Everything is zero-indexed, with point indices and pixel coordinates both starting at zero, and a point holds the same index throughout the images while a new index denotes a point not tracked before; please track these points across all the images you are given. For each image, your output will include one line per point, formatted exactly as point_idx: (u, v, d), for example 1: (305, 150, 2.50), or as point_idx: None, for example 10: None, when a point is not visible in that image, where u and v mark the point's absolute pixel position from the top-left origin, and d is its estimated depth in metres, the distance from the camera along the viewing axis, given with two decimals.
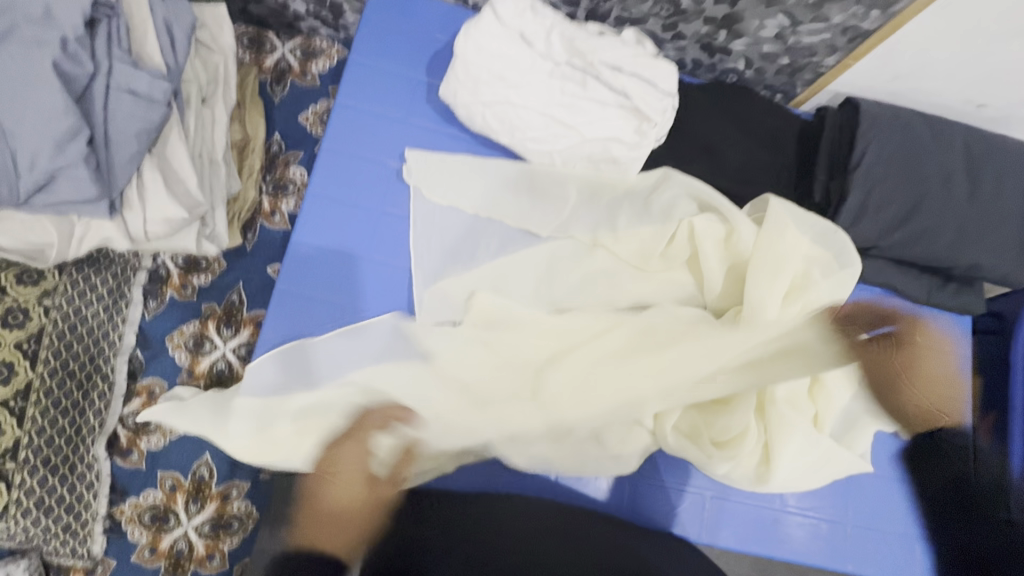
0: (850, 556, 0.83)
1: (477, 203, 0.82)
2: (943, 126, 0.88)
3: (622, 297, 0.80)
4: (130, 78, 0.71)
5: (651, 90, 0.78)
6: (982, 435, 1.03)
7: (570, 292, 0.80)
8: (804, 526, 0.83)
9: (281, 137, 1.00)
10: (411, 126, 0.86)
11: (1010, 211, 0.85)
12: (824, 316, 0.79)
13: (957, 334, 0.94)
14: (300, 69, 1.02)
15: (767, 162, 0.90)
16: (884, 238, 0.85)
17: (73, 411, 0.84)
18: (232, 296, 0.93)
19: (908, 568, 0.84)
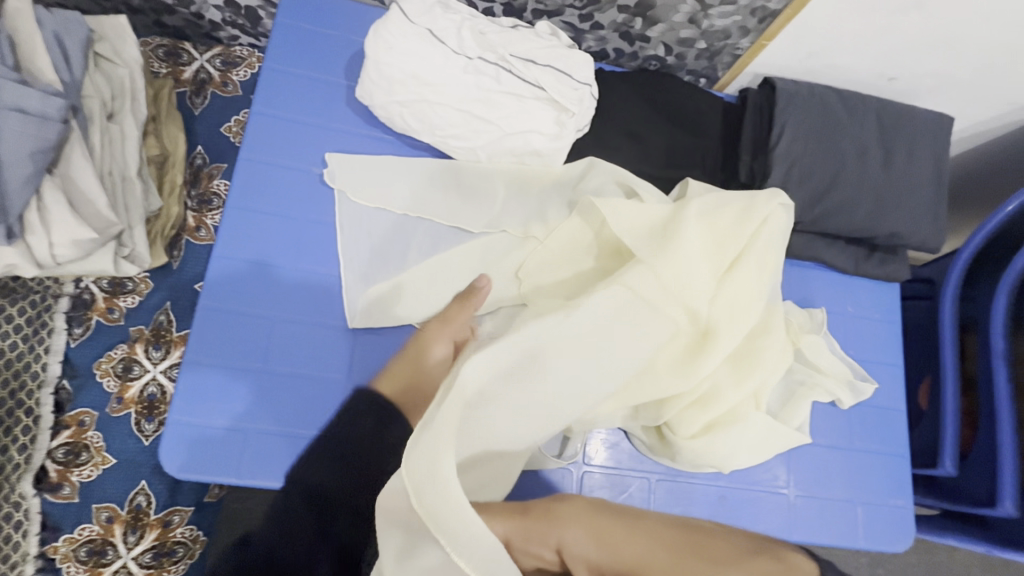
0: (799, 525, 0.84)
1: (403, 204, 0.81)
2: (856, 100, 0.91)
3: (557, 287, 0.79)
4: (20, 96, 0.68)
5: (565, 80, 0.77)
6: (921, 397, 1.08)
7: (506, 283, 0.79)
8: (750, 501, 0.84)
9: (203, 149, 0.97)
10: (332, 130, 0.84)
11: (923, 179, 0.89)
12: (756, 286, 0.79)
13: (887, 301, 0.97)
14: (219, 79, 1.00)
15: (692, 145, 0.91)
16: (806, 212, 0.87)
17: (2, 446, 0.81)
18: (159, 317, 0.90)
19: (857, 531, 0.86)
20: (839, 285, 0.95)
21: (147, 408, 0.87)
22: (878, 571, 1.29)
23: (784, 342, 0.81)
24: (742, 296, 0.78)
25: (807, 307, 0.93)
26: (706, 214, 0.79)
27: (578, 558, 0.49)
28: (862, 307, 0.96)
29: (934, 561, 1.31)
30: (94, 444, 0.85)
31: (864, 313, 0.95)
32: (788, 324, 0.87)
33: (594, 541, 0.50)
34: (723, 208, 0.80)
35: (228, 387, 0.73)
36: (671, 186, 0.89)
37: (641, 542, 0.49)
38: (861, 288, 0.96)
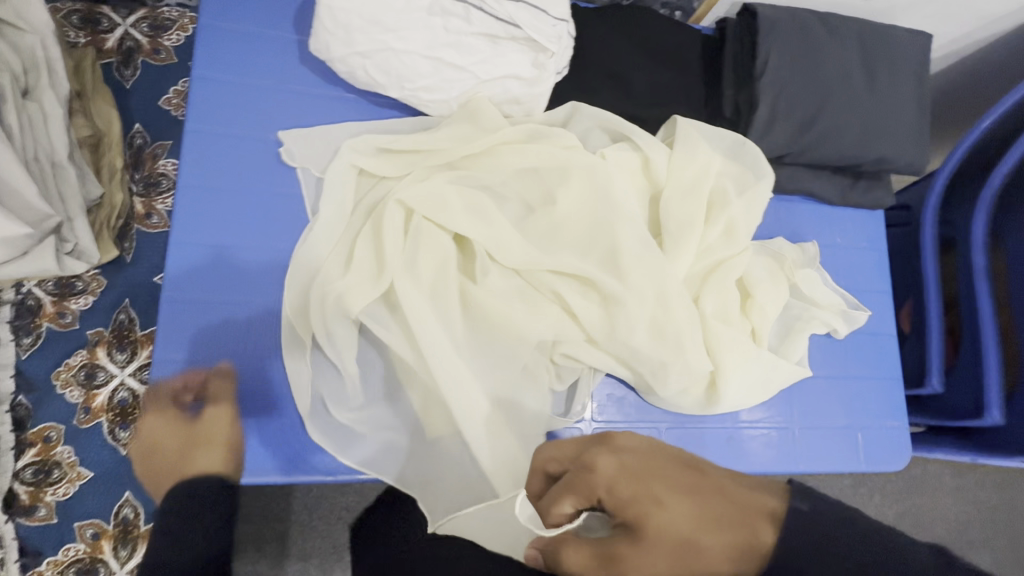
0: (806, 457, 0.86)
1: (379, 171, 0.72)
2: (836, 22, 0.87)
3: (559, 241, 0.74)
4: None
5: (542, 16, 0.71)
6: (904, 320, 1.11)
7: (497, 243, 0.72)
8: (758, 438, 0.85)
9: (143, 126, 0.87)
10: (288, 92, 0.76)
11: (907, 101, 0.87)
12: (741, 230, 0.81)
13: (874, 228, 0.97)
14: (149, 45, 0.89)
15: (673, 82, 0.86)
16: (795, 142, 0.84)
17: (185, 520, 0.53)
18: (119, 316, 0.82)
19: (862, 456, 0.88)
20: (827, 217, 0.95)
21: (120, 415, 0.80)
22: (863, 490, 1.35)
23: (777, 284, 0.84)
24: (734, 243, 0.81)
25: (799, 242, 0.92)
26: (690, 171, 0.80)
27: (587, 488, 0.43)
28: (849, 237, 0.95)
29: (912, 475, 1.38)
30: (66, 459, 0.78)
31: (853, 243, 0.95)
32: (782, 260, 0.86)
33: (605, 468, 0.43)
34: (711, 173, 0.81)
35: (209, 387, 0.68)
36: (656, 127, 0.85)
37: (642, 474, 0.42)
38: (848, 219, 0.96)
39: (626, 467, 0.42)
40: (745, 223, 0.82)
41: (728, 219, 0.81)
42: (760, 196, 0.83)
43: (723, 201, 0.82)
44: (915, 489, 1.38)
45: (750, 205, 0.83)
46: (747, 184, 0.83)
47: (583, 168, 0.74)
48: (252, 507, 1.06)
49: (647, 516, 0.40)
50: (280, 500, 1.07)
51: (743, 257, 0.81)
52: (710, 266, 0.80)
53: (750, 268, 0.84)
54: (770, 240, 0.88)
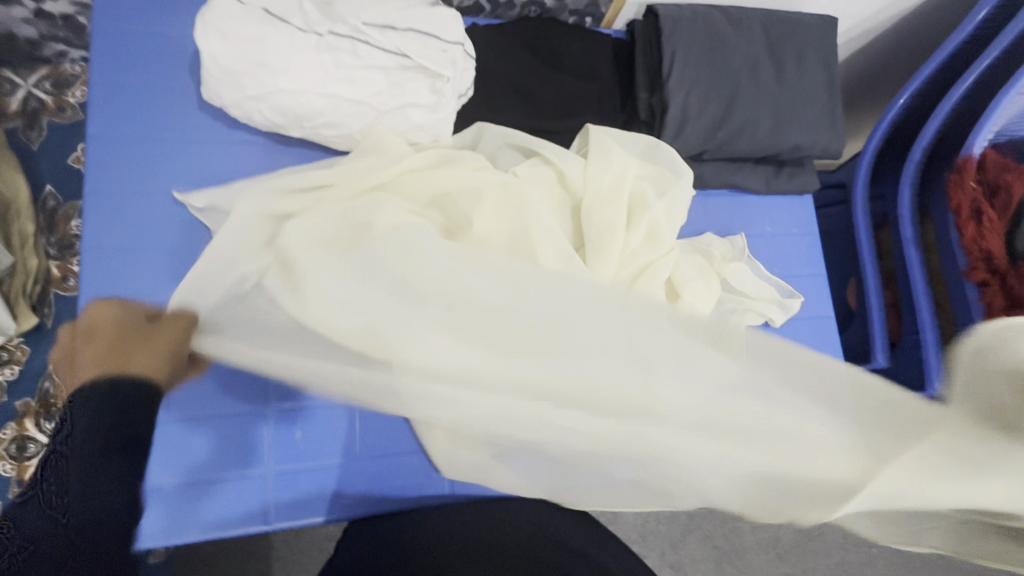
0: None
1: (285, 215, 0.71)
2: (740, 15, 0.88)
3: None
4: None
5: (431, 42, 0.72)
6: (850, 298, 1.11)
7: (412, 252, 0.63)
8: None
9: (55, 188, 0.87)
10: (191, 141, 0.75)
11: (817, 85, 0.88)
12: (665, 232, 0.80)
13: (804, 212, 0.98)
14: (54, 104, 0.89)
15: (584, 90, 0.86)
16: (710, 139, 0.85)
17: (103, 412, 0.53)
18: (45, 384, 0.81)
19: None
20: (756, 207, 0.95)
21: None
22: None
23: (707, 281, 0.83)
24: (658, 245, 0.80)
25: (728, 235, 0.92)
26: (606, 178, 0.79)
27: None
28: (779, 224, 0.96)
29: None
30: None
31: (783, 230, 0.96)
32: (710, 257, 0.87)
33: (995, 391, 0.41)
34: (628, 176, 0.80)
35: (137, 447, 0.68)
36: (571, 138, 0.85)
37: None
38: (776, 206, 0.96)
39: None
40: (668, 223, 0.81)
41: (651, 221, 0.80)
42: (681, 196, 0.82)
43: (643, 204, 0.81)
44: None
45: (672, 205, 0.82)
46: (666, 185, 0.83)
47: (493, 188, 0.72)
48: (226, 550, 1.04)
49: None
50: (254, 540, 1.06)
51: (669, 258, 0.80)
52: (637, 270, 0.79)
53: (680, 268, 0.83)
54: (698, 238, 0.89)
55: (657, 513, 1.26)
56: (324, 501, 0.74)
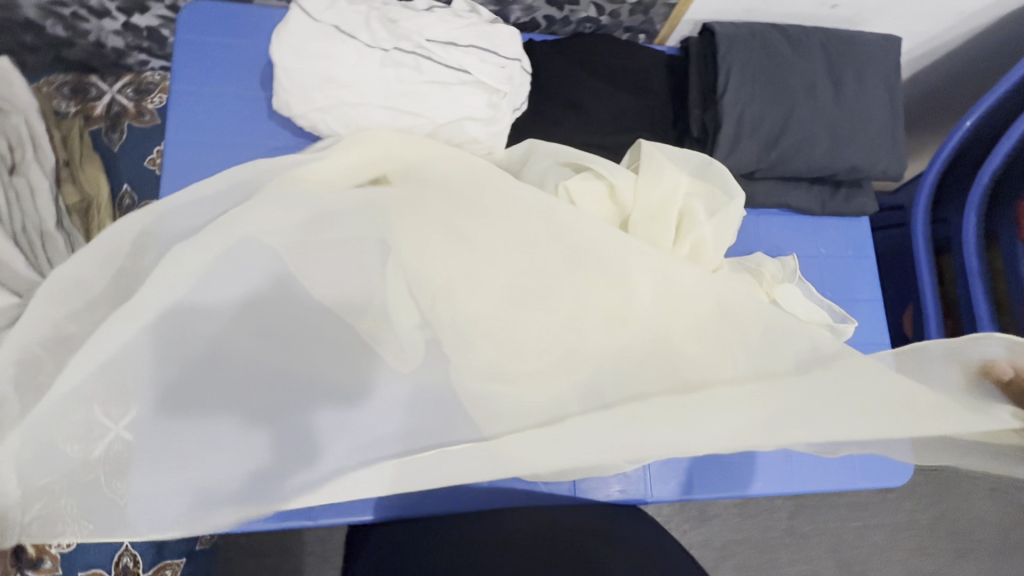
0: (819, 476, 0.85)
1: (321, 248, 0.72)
2: (800, 34, 0.87)
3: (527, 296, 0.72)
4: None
5: (491, 58, 0.74)
6: (907, 327, 1.05)
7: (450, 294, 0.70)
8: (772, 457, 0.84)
9: (132, 188, 0.92)
10: (258, 147, 0.79)
11: (878, 107, 0.86)
12: (711, 248, 0.80)
13: (859, 235, 0.95)
14: (135, 109, 0.95)
15: (637, 106, 0.87)
16: (763, 159, 0.84)
17: None
18: None
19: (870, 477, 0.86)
20: (809, 228, 0.93)
21: None
22: (890, 496, 1.30)
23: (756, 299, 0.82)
24: (704, 264, 0.79)
25: (779, 255, 0.91)
26: (655, 199, 0.80)
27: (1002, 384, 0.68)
28: (833, 247, 0.94)
29: (941, 478, 1.32)
30: None
31: (838, 251, 0.94)
32: (761, 276, 0.85)
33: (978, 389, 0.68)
34: (679, 192, 0.80)
35: None
36: (621, 153, 0.85)
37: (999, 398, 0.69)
38: (831, 227, 0.94)
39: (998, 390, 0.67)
40: (716, 243, 0.81)
41: (696, 242, 0.80)
42: (731, 214, 0.81)
43: (688, 225, 0.80)
44: (945, 491, 1.32)
45: (722, 225, 0.81)
46: (714, 205, 0.82)
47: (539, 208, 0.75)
48: (264, 543, 1.07)
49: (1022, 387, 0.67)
50: (289, 535, 1.08)
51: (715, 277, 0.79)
52: None
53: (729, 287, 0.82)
54: (747, 256, 0.87)
55: (689, 537, 1.23)
56: (369, 503, 0.75)
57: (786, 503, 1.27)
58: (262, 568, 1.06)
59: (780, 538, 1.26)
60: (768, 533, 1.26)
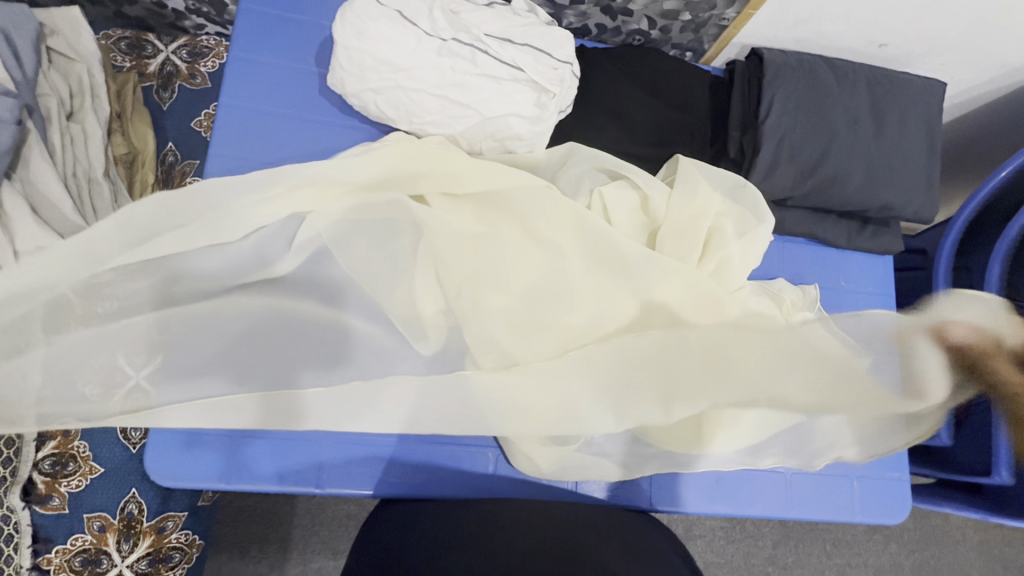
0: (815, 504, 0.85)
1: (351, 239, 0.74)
2: (846, 69, 0.88)
3: (541, 296, 0.75)
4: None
5: (545, 59, 0.76)
6: None
7: (467, 290, 0.73)
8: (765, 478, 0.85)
9: (175, 146, 0.93)
10: (307, 121, 0.81)
11: (916, 149, 0.87)
12: (735, 270, 0.81)
13: (881, 273, 0.96)
14: (187, 71, 0.96)
15: (679, 122, 0.89)
16: (798, 187, 0.85)
17: None
18: None
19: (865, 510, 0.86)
20: (834, 261, 0.94)
21: None
22: (876, 537, 1.31)
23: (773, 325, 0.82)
24: (726, 285, 0.80)
25: (801, 284, 0.92)
26: (686, 215, 0.81)
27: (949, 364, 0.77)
28: (855, 282, 0.94)
29: (928, 525, 1.32)
30: (81, 453, 0.84)
31: (859, 287, 0.94)
32: (782, 302, 0.86)
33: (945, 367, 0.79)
34: (710, 212, 0.81)
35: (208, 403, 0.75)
36: (658, 166, 0.87)
37: None
38: (855, 262, 0.95)
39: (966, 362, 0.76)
40: (741, 266, 0.82)
41: (720, 261, 0.81)
42: (760, 239, 0.82)
43: (715, 244, 0.81)
44: (931, 538, 1.32)
45: (749, 248, 0.82)
46: (743, 228, 0.83)
47: (568, 211, 0.77)
48: (256, 509, 1.09)
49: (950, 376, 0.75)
50: (280, 505, 1.10)
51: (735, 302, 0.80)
52: None
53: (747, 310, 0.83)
54: (770, 281, 0.88)
55: None
56: (373, 477, 0.77)
57: (772, 531, 1.28)
58: (251, 534, 1.08)
59: (762, 566, 1.26)
60: (751, 560, 1.26)
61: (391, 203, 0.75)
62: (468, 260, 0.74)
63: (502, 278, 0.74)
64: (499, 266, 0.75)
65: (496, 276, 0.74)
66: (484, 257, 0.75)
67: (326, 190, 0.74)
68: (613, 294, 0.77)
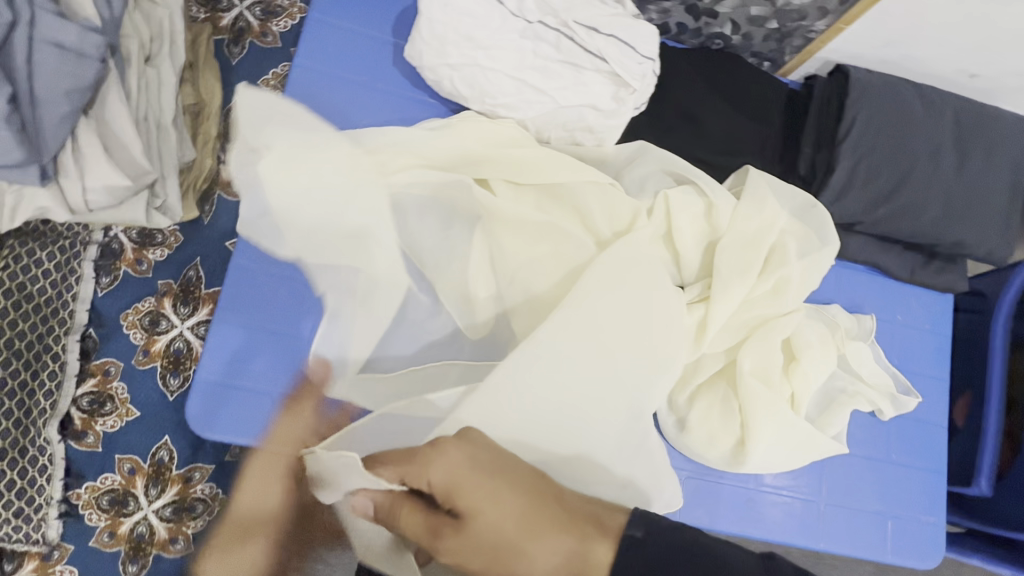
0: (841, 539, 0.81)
1: (413, 211, 0.73)
2: (934, 96, 0.85)
3: None
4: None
5: (629, 53, 0.74)
6: (958, 413, 1.01)
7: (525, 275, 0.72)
8: (778, 505, 0.81)
9: (238, 102, 0.96)
10: (376, 90, 0.81)
11: (998, 187, 0.83)
12: (794, 290, 0.79)
13: (939, 311, 0.93)
14: (258, 29, 0.98)
15: (751, 132, 0.86)
16: (869, 213, 0.82)
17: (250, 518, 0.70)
18: (189, 272, 0.92)
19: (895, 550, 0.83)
20: (892, 293, 0.91)
21: (172, 363, 0.88)
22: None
23: (826, 352, 0.79)
24: (782, 304, 0.78)
25: (856, 312, 0.89)
26: (750, 228, 0.78)
27: (444, 472, 0.48)
28: (911, 317, 0.91)
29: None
30: (119, 395, 0.86)
31: (914, 323, 0.91)
32: (835, 328, 0.83)
33: (467, 461, 0.49)
34: (775, 228, 0.78)
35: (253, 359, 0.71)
36: (725, 174, 0.85)
37: (500, 500, 0.48)
38: (913, 296, 0.92)
39: (472, 460, 0.49)
40: (800, 287, 0.79)
41: (778, 280, 0.78)
42: (822, 262, 0.80)
43: (775, 262, 0.78)
44: None
45: (809, 269, 0.80)
46: (805, 249, 0.80)
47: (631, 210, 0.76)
48: None
49: (476, 512, 0.47)
50: None
51: (790, 322, 0.78)
52: (754, 321, 0.78)
53: (801, 332, 0.80)
54: (825, 306, 0.85)
55: None
56: None
57: None
58: None
59: None
60: None
61: (455, 181, 0.73)
62: (529, 247, 0.73)
63: (560, 269, 0.72)
64: (560, 255, 0.73)
65: (555, 266, 0.73)
66: (545, 246, 0.73)
67: (392, 162, 0.74)
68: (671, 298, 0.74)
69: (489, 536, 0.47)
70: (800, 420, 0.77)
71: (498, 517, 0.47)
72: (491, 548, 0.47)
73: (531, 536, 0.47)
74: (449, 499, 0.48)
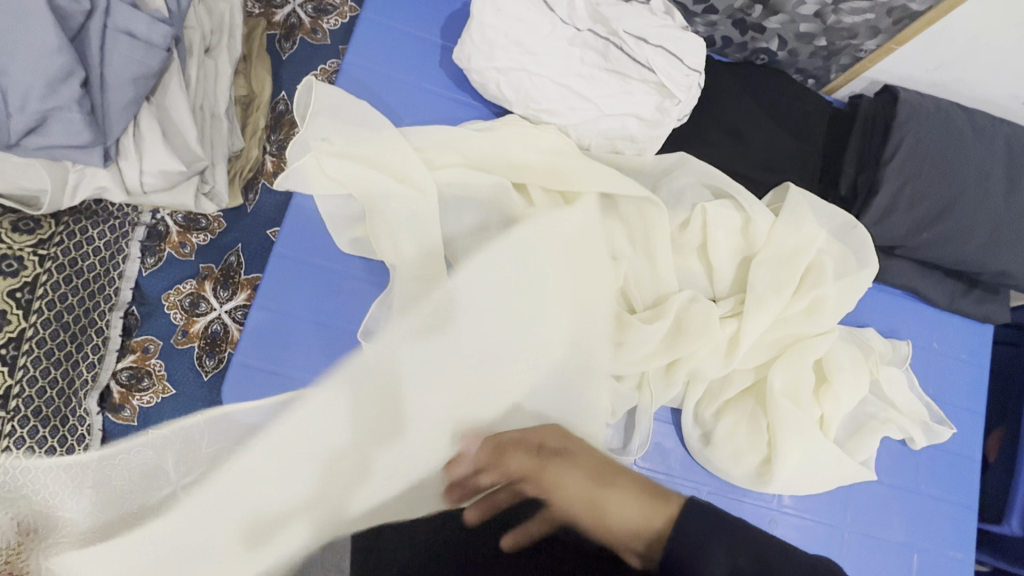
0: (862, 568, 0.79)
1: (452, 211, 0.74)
2: (985, 122, 0.83)
3: None
4: (38, 6, 0.67)
5: (676, 64, 0.74)
6: (989, 449, 0.98)
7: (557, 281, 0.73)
8: (801, 529, 0.79)
9: (287, 95, 1.00)
10: (421, 90, 0.82)
11: None
12: (830, 311, 0.77)
13: (977, 341, 0.90)
14: (310, 25, 1.00)
15: (792, 149, 0.86)
16: (911, 237, 0.81)
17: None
18: (229, 257, 0.95)
19: None
20: (929, 320, 0.89)
21: (209, 345, 0.91)
22: None
23: (859, 376, 0.78)
24: (817, 324, 0.77)
25: (891, 337, 0.87)
26: (787, 246, 0.77)
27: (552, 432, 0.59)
28: (948, 346, 0.89)
29: None
30: (157, 372, 0.89)
31: (951, 351, 0.89)
32: (870, 352, 0.81)
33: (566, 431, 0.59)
34: (813, 248, 0.77)
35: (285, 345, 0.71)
36: (764, 190, 0.84)
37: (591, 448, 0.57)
38: (951, 325, 0.90)
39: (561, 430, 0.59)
40: (836, 308, 0.78)
41: (815, 300, 0.77)
42: (859, 284, 0.78)
43: (811, 282, 0.77)
44: None
45: (847, 291, 0.78)
46: (843, 271, 0.79)
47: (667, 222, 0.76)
48: None
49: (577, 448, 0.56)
50: None
51: (823, 342, 0.77)
52: (786, 339, 0.77)
53: (834, 354, 0.79)
54: (859, 329, 0.84)
55: None
56: None
57: None
58: None
59: None
60: None
61: (494, 183, 0.74)
62: None
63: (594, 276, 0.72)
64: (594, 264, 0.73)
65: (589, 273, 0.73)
66: None
67: (435, 161, 0.75)
68: (704, 312, 0.74)
69: (589, 463, 0.54)
70: (829, 443, 0.75)
71: (572, 479, 0.53)
72: (585, 478, 0.53)
73: (606, 489, 0.52)
74: (553, 444, 0.57)
